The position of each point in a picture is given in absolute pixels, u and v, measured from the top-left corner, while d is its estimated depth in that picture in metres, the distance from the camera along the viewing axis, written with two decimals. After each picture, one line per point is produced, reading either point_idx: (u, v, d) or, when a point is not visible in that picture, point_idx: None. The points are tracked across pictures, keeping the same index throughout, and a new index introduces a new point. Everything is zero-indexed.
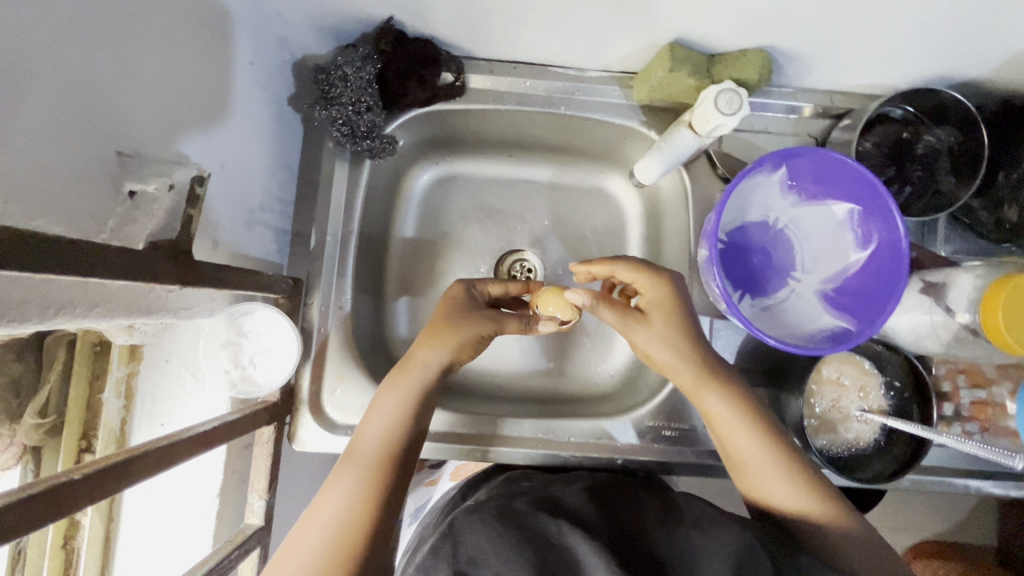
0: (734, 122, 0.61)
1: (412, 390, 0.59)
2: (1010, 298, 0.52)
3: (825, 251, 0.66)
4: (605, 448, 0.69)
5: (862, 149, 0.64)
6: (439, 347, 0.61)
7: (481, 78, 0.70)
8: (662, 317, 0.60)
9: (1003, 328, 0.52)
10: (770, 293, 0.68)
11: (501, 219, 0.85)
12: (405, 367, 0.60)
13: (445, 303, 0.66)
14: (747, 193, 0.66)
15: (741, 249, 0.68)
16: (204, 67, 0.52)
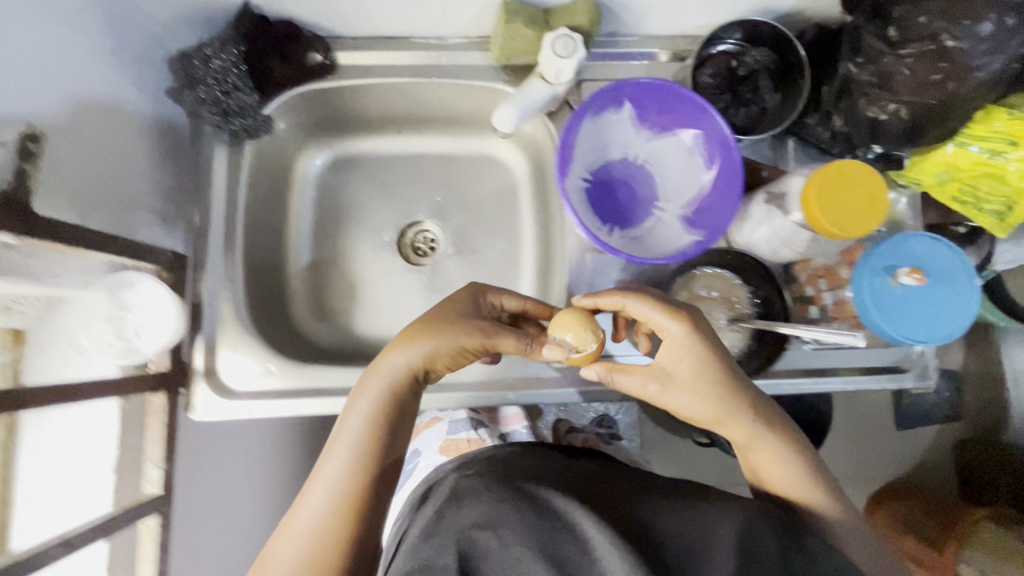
0: (574, 64, 0.66)
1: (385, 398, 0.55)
2: (842, 201, 0.57)
3: (681, 177, 0.72)
4: (499, 385, 0.75)
5: (702, 82, 0.70)
6: (412, 344, 0.57)
7: (349, 55, 0.75)
8: (690, 358, 0.57)
9: (838, 228, 0.57)
10: (639, 223, 0.73)
11: (397, 193, 0.89)
12: (374, 371, 0.57)
13: (440, 315, 0.59)
14: (604, 132, 0.71)
15: (607, 185, 0.73)
16: (51, 52, 0.56)
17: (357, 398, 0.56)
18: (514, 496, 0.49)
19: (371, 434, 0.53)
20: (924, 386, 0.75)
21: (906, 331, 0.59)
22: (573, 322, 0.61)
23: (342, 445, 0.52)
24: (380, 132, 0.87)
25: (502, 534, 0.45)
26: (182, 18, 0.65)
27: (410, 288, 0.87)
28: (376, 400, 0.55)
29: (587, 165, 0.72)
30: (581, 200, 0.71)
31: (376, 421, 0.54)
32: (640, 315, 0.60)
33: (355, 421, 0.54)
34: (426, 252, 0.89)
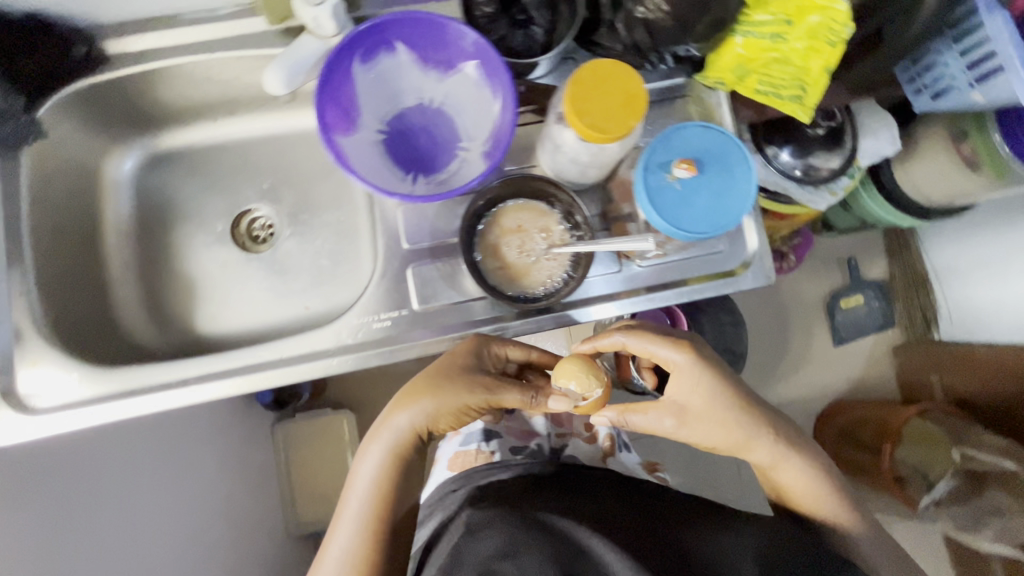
0: (329, 8, 0.63)
1: (390, 448, 0.67)
2: (600, 103, 0.55)
3: (477, 115, 0.70)
4: (318, 364, 0.68)
5: (478, 15, 0.68)
6: (412, 407, 0.66)
7: (118, 42, 0.71)
8: (690, 387, 0.66)
9: (604, 131, 0.56)
10: (443, 167, 0.71)
11: (222, 183, 0.87)
12: (374, 434, 0.68)
13: (436, 369, 0.66)
14: (389, 79, 0.69)
15: (406, 132, 0.71)
16: None
17: (365, 458, 0.68)
18: (517, 522, 0.64)
19: (384, 487, 0.66)
20: (763, 282, 0.75)
21: (690, 224, 0.58)
22: (575, 369, 0.63)
23: (361, 494, 0.66)
24: (195, 123, 0.84)
25: (520, 559, 0.57)
26: None
27: (252, 277, 0.85)
28: (383, 454, 0.67)
29: (381, 114, 0.70)
30: (377, 151, 0.69)
31: (383, 480, 0.66)
32: (640, 350, 0.67)
33: (367, 477, 0.67)
34: (265, 238, 0.86)
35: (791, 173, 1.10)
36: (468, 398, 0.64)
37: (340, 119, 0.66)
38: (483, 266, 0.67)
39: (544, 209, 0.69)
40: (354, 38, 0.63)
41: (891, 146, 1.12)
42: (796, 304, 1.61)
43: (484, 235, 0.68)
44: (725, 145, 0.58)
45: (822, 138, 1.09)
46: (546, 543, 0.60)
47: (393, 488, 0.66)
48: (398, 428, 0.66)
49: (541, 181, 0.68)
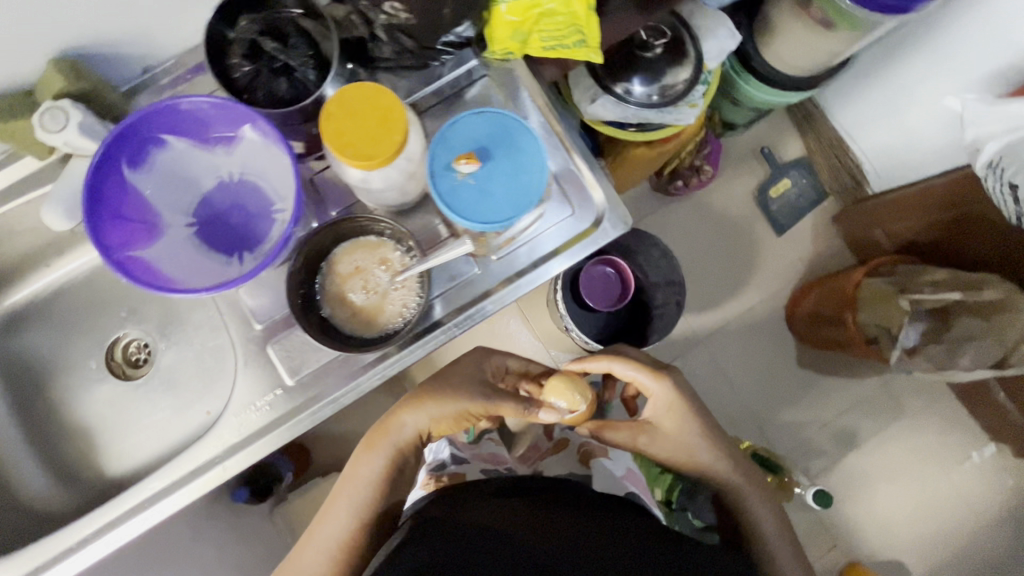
0: (75, 130, 0.66)
1: (387, 447, 0.93)
2: (352, 125, 0.53)
3: (276, 175, 0.67)
4: (215, 470, 0.69)
5: (236, 78, 0.65)
6: (425, 411, 0.96)
7: None
8: (670, 414, 1.02)
9: (365, 156, 0.53)
10: (264, 237, 0.68)
11: (82, 323, 0.84)
12: (372, 441, 0.94)
13: (454, 381, 1.01)
14: (177, 170, 0.67)
15: (214, 215, 0.69)
16: None
17: (368, 463, 0.92)
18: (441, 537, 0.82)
19: (377, 486, 0.90)
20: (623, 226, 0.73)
21: (490, 214, 0.56)
22: (563, 388, 0.99)
23: (359, 491, 0.90)
24: (35, 274, 0.82)
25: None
26: None
27: (150, 402, 0.83)
28: (382, 460, 0.92)
29: (184, 206, 0.69)
30: (190, 246, 0.68)
31: (377, 480, 0.91)
32: (626, 373, 1.05)
33: (367, 476, 0.91)
34: (144, 359, 0.84)
35: (649, 102, 1.09)
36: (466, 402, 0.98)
37: (141, 231, 0.65)
38: (331, 318, 0.66)
39: (373, 239, 0.67)
40: (110, 150, 0.61)
41: (733, 40, 1.10)
42: (698, 225, 1.89)
43: (322, 287, 0.66)
44: (506, 123, 0.57)
45: (663, 56, 1.08)
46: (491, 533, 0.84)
47: (384, 479, 0.91)
48: (402, 435, 0.94)
49: (362, 217, 0.66)
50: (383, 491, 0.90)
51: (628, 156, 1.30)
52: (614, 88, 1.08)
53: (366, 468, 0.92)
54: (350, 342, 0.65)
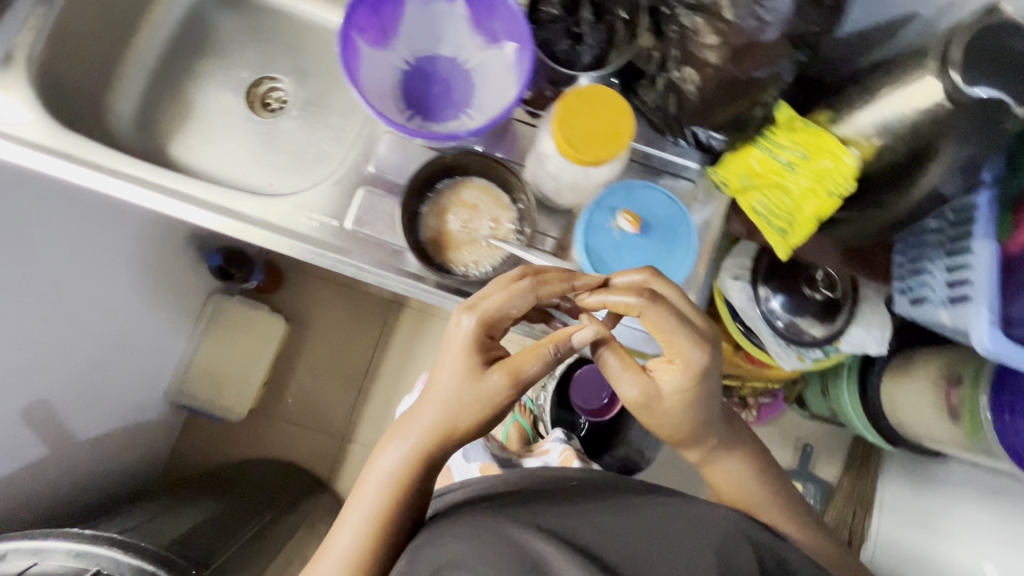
0: None
1: (410, 434, 0.59)
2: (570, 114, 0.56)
3: (449, 32, 0.73)
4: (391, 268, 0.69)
5: (542, 16, 0.69)
6: (551, 343, 0.58)
7: None
8: (677, 405, 0.60)
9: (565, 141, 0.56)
10: (440, 119, 0.73)
11: (269, 47, 0.89)
12: (359, 487, 0.61)
13: (446, 358, 0.59)
14: (485, 76, 0.73)
15: (441, 106, 0.74)
16: None
17: (388, 443, 0.61)
18: (490, 525, 0.57)
19: (404, 478, 0.59)
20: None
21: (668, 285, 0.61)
22: None
23: (359, 513, 0.59)
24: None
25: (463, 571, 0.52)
26: None
27: (239, 139, 0.87)
28: (395, 470, 0.59)
29: (400, 80, 0.73)
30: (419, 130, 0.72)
31: (395, 484, 0.59)
32: (658, 325, 0.57)
33: (337, 553, 0.58)
34: (274, 108, 0.89)
35: (773, 321, 1.08)
36: (455, 391, 0.58)
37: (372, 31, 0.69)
38: (283, 202, 0.70)
39: (352, 236, 0.69)
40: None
41: (884, 330, 1.08)
42: None
43: (359, 222, 0.69)
44: (680, 222, 0.63)
45: (822, 307, 1.07)
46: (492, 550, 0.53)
47: (412, 483, 0.60)
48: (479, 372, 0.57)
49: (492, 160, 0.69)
50: (420, 482, 0.60)
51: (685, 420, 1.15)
52: (765, 300, 1.08)
53: (388, 456, 0.60)
54: (289, 206, 0.70)
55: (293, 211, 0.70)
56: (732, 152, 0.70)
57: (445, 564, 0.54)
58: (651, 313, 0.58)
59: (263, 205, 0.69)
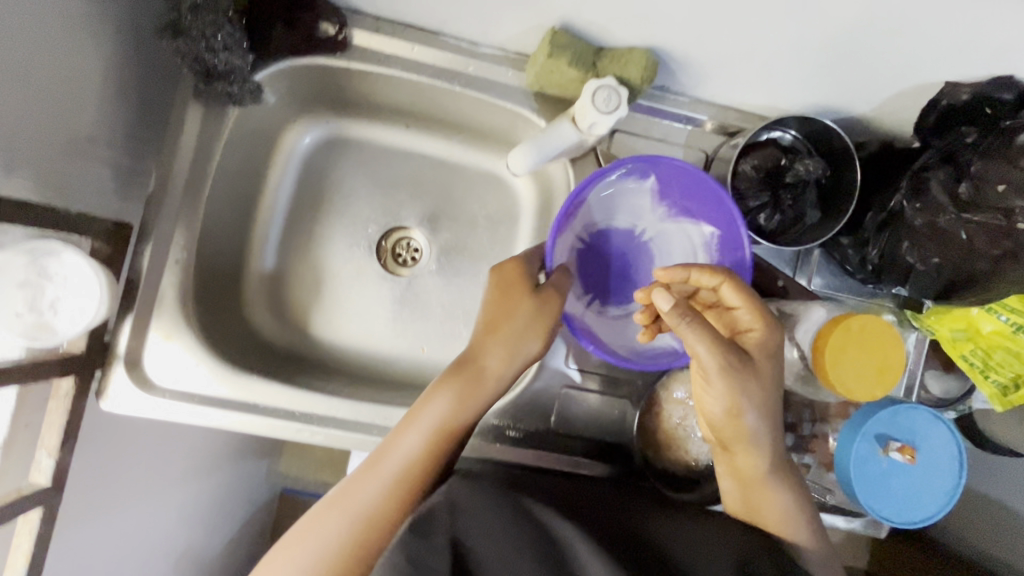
0: (610, 121, 0.58)
1: (461, 385, 0.55)
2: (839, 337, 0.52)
3: (627, 203, 0.66)
4: (598, 468, 0.68)
5: (739, 170, 0.63)
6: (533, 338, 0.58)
7: (366, 35, 0.64)
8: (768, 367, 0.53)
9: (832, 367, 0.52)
10: (619, 303, 0.68)
11: (392, 193, 0.80)
12: (377, 455, 0.52)
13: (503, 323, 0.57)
14: (669, 250, 0.67)
15: (621, 284, 0.68)
16: (55, 66, 0.51)
17: (425, 406, 0.54)
18: (509, 508, 0.48)
19: (432, 457, 0.52)
20: (870, 532, 0.72)
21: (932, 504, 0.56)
22: None
23: (371, 485, 0.50)
24: (359, 117, 0.77)
25: (490, 543, 0.44)
26: None
27: (376, 301, 0.78)
28: (418, 439, 0.53)
29: (574, 259, 0.66)
30: (601, 321, 0.67)
31: (415, 465, 0.52)
32: (733, 301, 0.55)
33: (330, 532, 0.48)
34: (407, 262, 0.79)
35: None
36: (492, 378, 0.56)
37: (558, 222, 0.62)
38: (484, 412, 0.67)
39: (558, 439, 0.68)
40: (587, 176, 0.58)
41: None
42: None
43: (567, 424, 0.68)
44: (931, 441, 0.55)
45: None
46: (521, 533, 0.46)
47: (447, 447, 0.54)
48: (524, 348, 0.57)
49: None
50: (445, 462, 0.54)
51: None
52: None
53: (413, 429, 0.53)
54: (490, 415, 0.67)
55: (495, 420, 0.68)
56: (945, 309, 0.67)
57: (460, 531, 0.45)
58: (744, 313, 0.55)
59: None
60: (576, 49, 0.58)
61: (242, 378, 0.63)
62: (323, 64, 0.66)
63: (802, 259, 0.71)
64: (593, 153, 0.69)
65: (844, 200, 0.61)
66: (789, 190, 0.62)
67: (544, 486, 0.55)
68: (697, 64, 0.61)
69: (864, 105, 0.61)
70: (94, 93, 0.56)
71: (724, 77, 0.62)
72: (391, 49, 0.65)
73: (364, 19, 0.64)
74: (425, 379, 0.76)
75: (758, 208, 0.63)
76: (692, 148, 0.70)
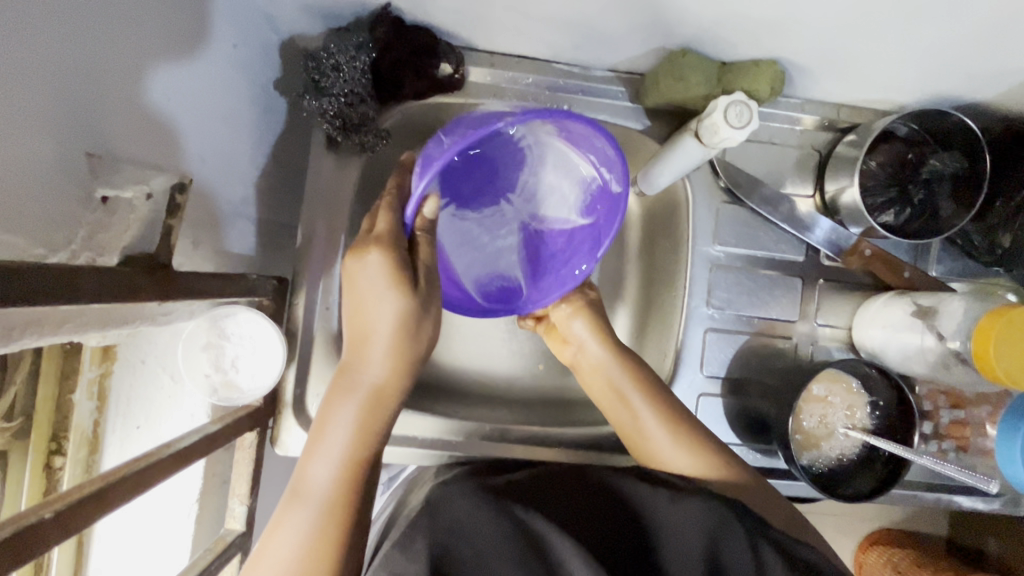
0: (742, 136, 0.59)
1: (363, 394, 0.52)
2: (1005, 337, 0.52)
3: (521, 122, 0.58)
4: None
5: (867, 167, 0.64)
6: (394, 320, 0.51)
7: (482, 71, 0.66)
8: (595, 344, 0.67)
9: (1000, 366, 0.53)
10: (477, 206, 0.65)
11: None
12: (318, 430, 0.52)
13: (365, 310, 0.52)
14: (554, 163, 0.63)
15: (478, 191, 0.64)
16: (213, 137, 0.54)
17: (329, 416, 0.52)
18: (494, 509, 0.49)
19: (363, 447, 0.52)
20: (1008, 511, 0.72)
21: None
22: None
23: (320, 470, 0.50)
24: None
25: (476, 544, 0.45)
26: (311, 10, 0.58)
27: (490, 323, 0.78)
28: (345, 427, 0.51)
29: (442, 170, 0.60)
30: (451, 227, 0.65)
31: (349, 457, 0.51)
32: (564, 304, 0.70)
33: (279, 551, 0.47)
34: None
35: None
36: (382, 362, 0.52)
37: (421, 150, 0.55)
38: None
39: None
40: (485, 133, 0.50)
41: None
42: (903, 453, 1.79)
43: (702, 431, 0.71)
44: None
45: None
46: (507, 534, 0.46)
47: (370, 442, 0.52)
48: (386, 326, 0.52)
49: (868, 361, 0.65)
50: (375, 455, 0.52)
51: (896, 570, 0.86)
52: None
53: (335, 430, 0.51)
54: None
55: None
56: None
57: (442, 535, 0.47)
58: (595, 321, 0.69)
59: (603, 432, 0.72)
60: (702, 68, 0.60)
61: None
62: (439, 102, 0.68)
63: (921, 248, 0.71)
64: (708, 163, 0.70)
65: (976, 191, 0.62)
66: (919, 185, 0.63)
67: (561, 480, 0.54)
68: (818, 68, 0.61)
69: (991, 92, 0.61)
70: (237, 156, 0.59)
71: (845, 77, 0.63)
72: (506, 82, 0.67)
73: (477, 55, 0.66)
74: (550, 396, 0.78)
75: (886, 203, 0.64)
76: (804, 147, 0.71)
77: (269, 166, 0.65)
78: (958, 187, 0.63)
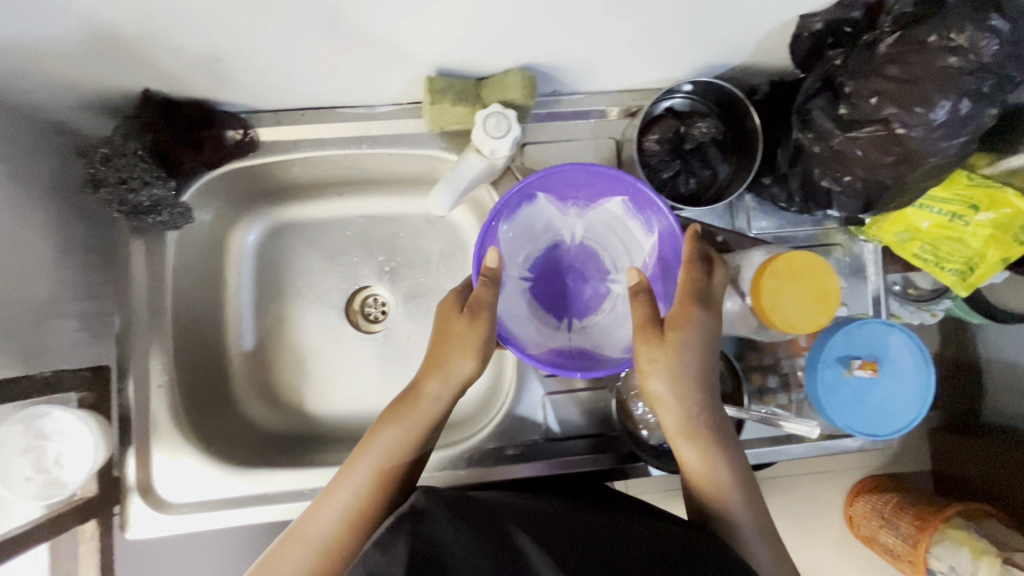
0: (508, 144, 0.62)
1: (417, 428, 0.56)
2: (770, 280, 0.54)
3: (548, 223, 0.68)
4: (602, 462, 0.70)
5: (646, 147, 0.66)
6: (457, 355, 0.57)
7: (271, 130, 0.69)
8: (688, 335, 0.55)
9: (770, 310, 0.54)
10: (596, 308, 0.68)
11: (344, 259, 0.82)
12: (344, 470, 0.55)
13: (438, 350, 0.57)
14: (603, 237, 0.68)
15: (580, 295, 0.69)
16: None
17: (374, 435, 0.56)
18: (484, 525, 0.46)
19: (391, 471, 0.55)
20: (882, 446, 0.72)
21: (912, 413, 0.56)
22: None
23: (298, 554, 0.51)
24: (292, 200, 0.80)
25: (460, 554, 0.43)
26: (77, 109, 0.60)
27: (359, 363, 0.80)
28: (368, 477, 0.54)
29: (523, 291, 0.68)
30: (594, 336, 0.67)
31: (379, 475, 0.55)
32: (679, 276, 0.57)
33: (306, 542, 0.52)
34: (378, 318, 0.82)
35: None
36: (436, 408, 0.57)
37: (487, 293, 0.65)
38: (478, 440, 0.71)
39: (557, 444, 0.71)
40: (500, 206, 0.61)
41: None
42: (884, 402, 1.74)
43: (561, 430, 0.71)
44: (888, 353, 0.57)
45: None
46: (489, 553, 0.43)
47: (395, 471, 0.55)
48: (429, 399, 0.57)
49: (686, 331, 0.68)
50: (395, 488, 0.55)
51: (881, 517, 0.82)
52: None
53: (342, 494, 0.54)
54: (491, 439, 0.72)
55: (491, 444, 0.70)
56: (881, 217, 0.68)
57: (429, 546, 0.43)
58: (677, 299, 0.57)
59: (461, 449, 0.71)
60: (456, 88, 0.62)
61: (253, 476, 0.66)
62: (241, 165, 0.70)
63: (736, 209, 0.73)
64: (511, 171, 0.72)
65: (748, 148, 0.65)
66: (695, 154, 0.66)
67: (585, 516, 0.50)
68: (572, 66, 0.64)
69: (742, 54, 0.63)
70: (40, 259, 0.61)
71: (605, 67, 0.65)
72: (297, 135, 0.69)
73: (264, 116, 0.68)
74: None
75: (673, 176, 0.67)
76: (600, 138, 0.72)
77: (84, 260, 0.67)
78: (729, 148, 0.66)
